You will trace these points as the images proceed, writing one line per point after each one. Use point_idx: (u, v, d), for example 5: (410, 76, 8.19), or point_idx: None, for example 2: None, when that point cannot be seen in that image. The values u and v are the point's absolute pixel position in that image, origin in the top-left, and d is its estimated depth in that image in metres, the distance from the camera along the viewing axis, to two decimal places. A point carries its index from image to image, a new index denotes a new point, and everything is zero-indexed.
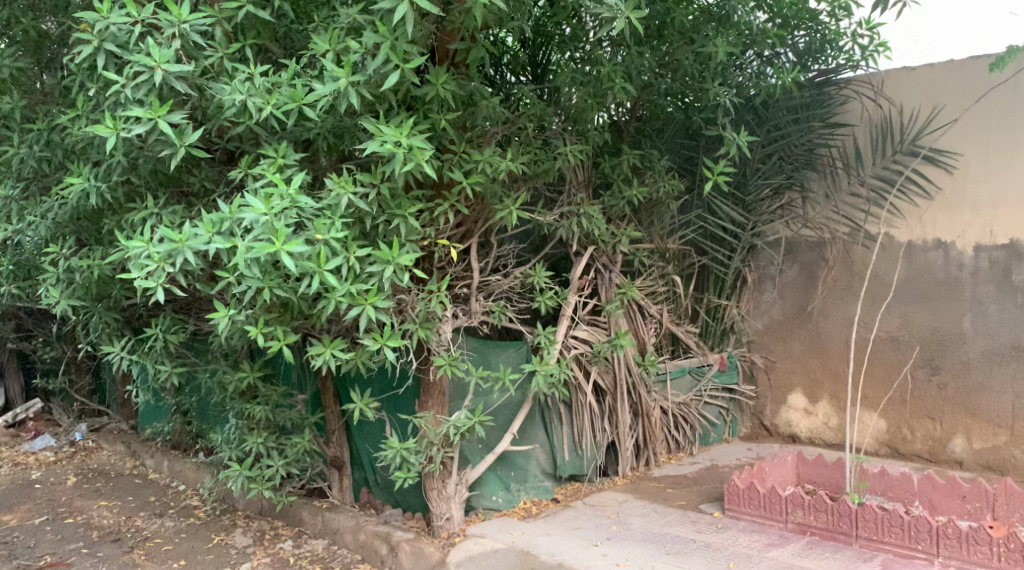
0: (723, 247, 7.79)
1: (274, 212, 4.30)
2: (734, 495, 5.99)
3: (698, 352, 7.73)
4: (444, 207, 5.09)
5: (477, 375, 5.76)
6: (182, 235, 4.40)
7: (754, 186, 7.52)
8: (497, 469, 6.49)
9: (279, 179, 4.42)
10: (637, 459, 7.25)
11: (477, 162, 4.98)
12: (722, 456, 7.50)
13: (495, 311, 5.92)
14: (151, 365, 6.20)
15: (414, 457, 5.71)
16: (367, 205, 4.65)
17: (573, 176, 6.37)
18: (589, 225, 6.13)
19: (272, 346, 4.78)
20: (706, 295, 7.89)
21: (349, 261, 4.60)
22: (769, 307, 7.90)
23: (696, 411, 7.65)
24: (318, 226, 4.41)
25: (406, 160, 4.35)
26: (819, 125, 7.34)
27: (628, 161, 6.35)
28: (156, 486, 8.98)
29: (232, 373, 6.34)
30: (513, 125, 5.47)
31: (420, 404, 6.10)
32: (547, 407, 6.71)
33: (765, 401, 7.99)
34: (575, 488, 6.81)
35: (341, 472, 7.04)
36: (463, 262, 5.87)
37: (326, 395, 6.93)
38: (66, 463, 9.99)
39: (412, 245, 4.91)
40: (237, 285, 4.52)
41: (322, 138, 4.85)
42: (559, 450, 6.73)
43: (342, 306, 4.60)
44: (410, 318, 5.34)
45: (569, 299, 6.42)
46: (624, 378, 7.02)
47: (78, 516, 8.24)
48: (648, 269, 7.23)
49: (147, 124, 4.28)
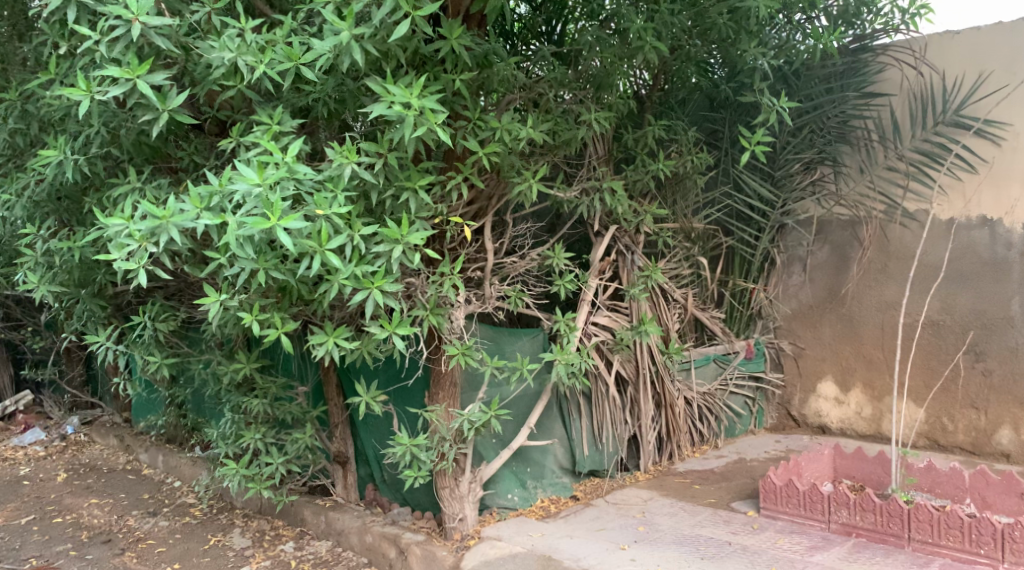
0: (750, 226, 7.30)
1: (267, 183, 3.83)
2: (770, 494, 5.54)
3: (724, 339, 7.27)
4: (458, 180, 4.61)
5: (494, 365, 5.31)
6: (166, 211, 3.92)
7: (782, 160, 7.01)
8: (512, 465, 6.07)
9: (274, 147, 3.96)
10: (659, 453, 6.79)
11: (494, 129, 4.49)
12: (749, 449, 7.05)
13: (510, 296, 5.43)
14: (139, 356, 5.73)
15: (424, 455, 5.26)
16: (372, 177, 4.18)
17: (593, 150, 5.89)
18: (612, 201, 5.65)
19: (269, 336, 4.32)
20: (731, 277, 7.40)
21: (353, 240, 4.13)
22: (798, 290, 7.43)
23: (721, 401, 7.20)
24: (319, 201, 3.95)
25: (417, 124, 3.88)
26: (854, 95, 6.83)
27: (653, 132, 5.88)
28: (150, 483, 8.53)
29: (227, 364, 5.87)
30: (532, 91, 5.01)
31: (430, 397, 5.64)
32: (566, 399, 6.30)
33: (793, 390, 7.53)
34: (595, 485, 6.37)
35: (345, 468, 6.59)
36: (477, 243, 5.40)
37: (329, 387, 6.49)
38: (56, 458, 9.55)
39: (422, 222, 4.44)
40: (229, 267, 4.07)
41: (323, 104, 4.37)
42: (577, 443, 6.32)
43: (346, 291, 4.15)
44: (420, 303, 4.88)
45: (590, 282, 5.95)
46: (646, 367, 6.59)
47: (67, 516, 7.80)
48: (672, 250, 6.76)
49: (125, 85, 3.80)
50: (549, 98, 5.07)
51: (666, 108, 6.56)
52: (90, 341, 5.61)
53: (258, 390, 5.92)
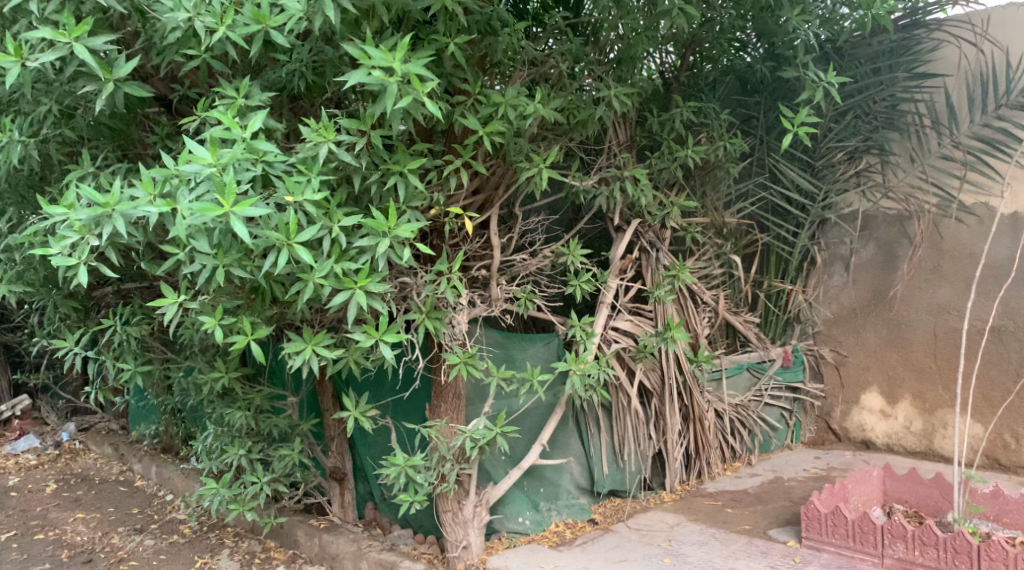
0: (789, 222, 6.65)
1: (222, 164, 3.26)
2: (814, 523, 4.88)
3: (759, 345, 6.61)
4: (456, 165, 4.00)
5: (500, 375, 4.70)
6: (111, 197, 3.36)
7: (824, 149, 6.35)
8: (524, 484, 5.49)
9: (232, 121, 3.37)
10: (687, 471, 6.16)
11: (497, 105, 3.87)
12: (786, 468, 6.39)
13: (519, 298, 4.81)
14: (112, 364, 5.18)
15: (421, 477, 4.68)
16: (353, 159, 3.59)
17: (614, 135, 5.28)
18: (634, 191, 5.01)
19: (237, 345, 3.75)
20: (766, 277, 6.74)
21: (332, 233, 3.58)
22: (839, 292, 6.74)
23: (755, 414, 6.55)
24: (289, 186, 3.40)
25: (401, 94, 3.27)
26: (904, 75, 6.15)
27: (682, 114, 5.23)
28: (141, 496, 8.00)
29: (207, 374, 5.25)
30: (543, 66, 4.38)
31: (430, 410, 5.05)
32: (583, 412, 5.69)
33: (834, 401, 6.85)
34: (616, 506, 5.76)
35: (342, 485, 6.02)
36: (482, 238, 4.81)
37: (325, 397, 5.77)
38: (46, 467, 9.04)
39: (413, 212, 3.85)
40: (188, 264, 3.52)
41: (299, 77, 3.78)
42: (596, 461, 5.72)
43: (325, 292, 3.58)
44: (415, 306, 4.29)
45: (609, 283, 5.33)
46: (673, 376, 5.96)
47: (50, 532, 7.27)
48: (702, 248, 6.12)
49: (60, 51, 3.23)
50: (562, 73, 4.40)
51: (695, 91, 5.95)
52: (56, 345, 5.09)
53: (240, 401, 5.34)
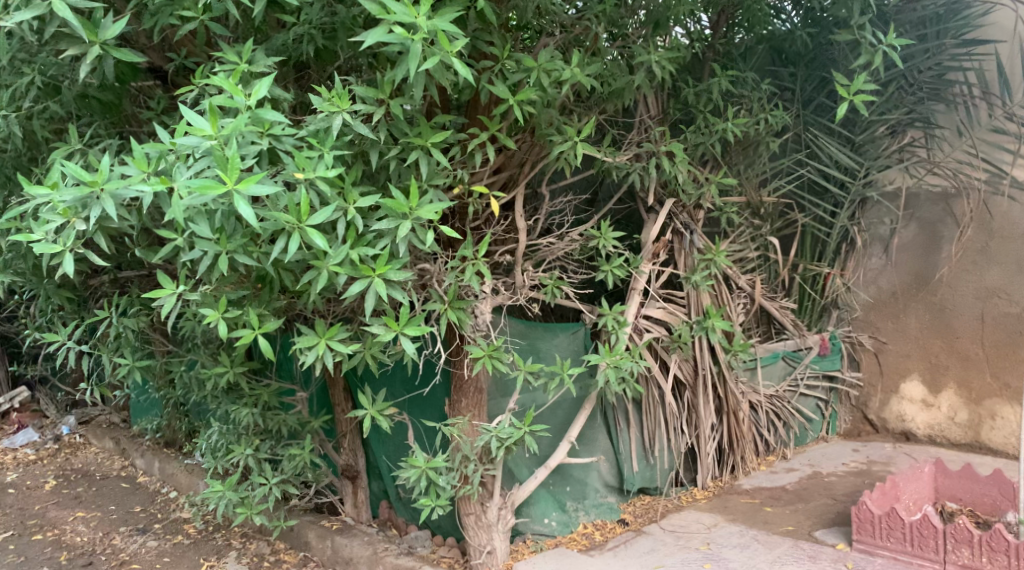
0: (826, 200, 6.25)
1: (223, 137, 2.86)
2: (867, 525, 4.52)
3: (795, 333, 6.23)
4: (482, 139, 3.61)
5: (527, 369, 4.33)
6: (98, 175, 2.99)
7: (864, 122, 5.99)
8: (549, 484, 5.14)
9: (235, 88, 2.98)
10: (720, 467, 5.79)
11: (529, 70, 3.49)
12: (824, 462, 6.02)
13: (546, 285, 4.43)
14: (108, 358, 4.82)
15: (443, 481, 4.32)
16: (370, 132, 3.20)
17: (646, 107, 4.92)
18: (670, 168, 4.62)
19: (241, 340, 3.39)
20: (802, 261, 6.32)
21: (348, 214, 3.23)
22: (878, 275, 6.35)
23: (791, 405, 6.18)
24: (300, 162, 3.03)
25: (426, 55, 2.90)
26: (952, 42, 5.77)
27: (720, 83, 4.84)
28: (144, 493, 7.66)
29: (210, 368, 4.87)
30: (575, 30, 3.98)
31: (450, 406, 4.68)
32: (612, 406, 5.32)
33: (872, 391, 6.48)
34: (647, 505, 5.42)
35: (355, 483, 5.66)
36: (507, 220, 4.46)
37: (336, 391, 5.41)
38: (46, 462, 8.71)
39: (436, 191, 3.49)
40: (188, 251, 3.16)
41: (308, 40, 3.39)
42: (626, 458, 5.37)
43: (340, 281, 3.23)
44: (436, 295, 3.91)
45: (642, 269, 4.94)
46: (706, 366, 5.60)
47: (48, 532, 6.93)
48: (737, 229, 5.75)
49: (37, 9, 2.86)
50: (598, 36, 3.98)
51: (728, 61, 5.56)
52: (48, 339, 4.74)
53: (246, 397, 4.97)
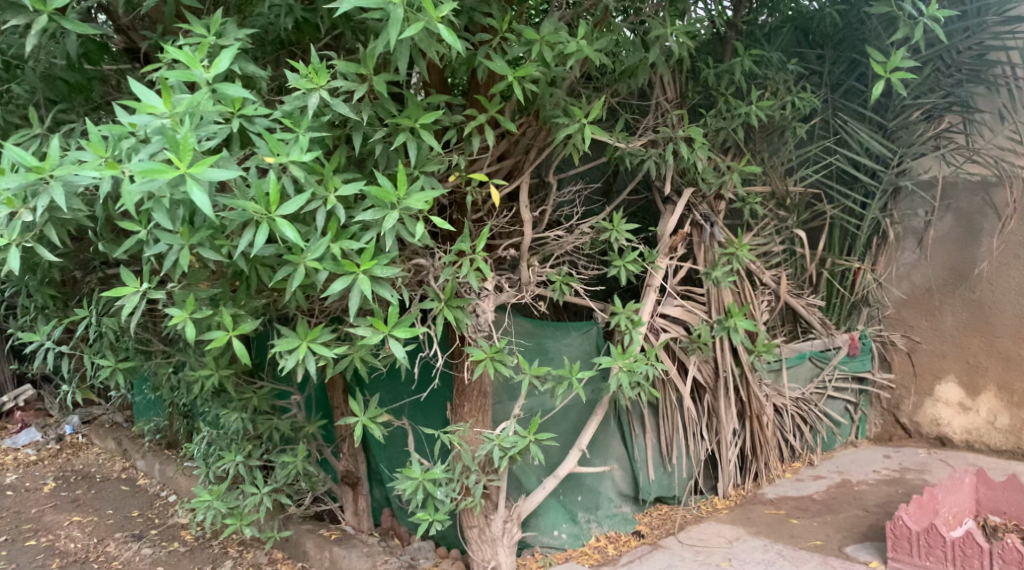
0: (855, 190, 5.80)
1: (178, 115, 2.56)
2: (904, 542, 4.16)
3: (823, 332, 5.81)
4: (480, 122, 3.28)
5: (532, 373, 3.99)
6: (47, 161, 2.70)
7: (897, 107, 5.53)
8: (560, 493, 4.82)
9: (193, 59, 2.67)
10: (743, 474, 5.43)
11: (531, 43, 3.15)
12: (854, 469, 5.65)
13: (554, 282, 4.11)
14: (88, 360, 4.55)
15: (442, 493, 4.00)
16: (351, 112, 2.87)
17: (662, 91, 4.56)
18: (689, 155, 4.27)
19: (214, 342, 3.09)
20: (831, 255, 5.87)
21: (328, 204, 2.92)
22: (912, 270, 5.98)
23: (819, 409, 5.81)
24: (272, 145, 2.75)
25: (408, 22, 2.58)
26: (994, 19, 5.32)
27: (743, 63, 4.47)
28: (143, 497, 7.40)
29: (197, 370, 4.47)
30: (584, 2, 3.62)
31: (451, 412, 4.37)
32: (626, 411, 4.98)
33: (905, 393, 6.09)
34: (664, 516, 5.08)
35: (355, 491, 5.32)
36: (511, 211, 4.12)
37: (336, 392, 4.97)
38: (47, 463, 8.44)
39: (428, 179, 3.17)
40: (152, 245, 2.88)
41: (287, 12, 3.08)
42: (642, 466, 5.02)
43: (321, 278, 2.92)
44: (431, 292, 3.59)
45: (658, 264, 4.59)
46: (728, 368, 5.24)
47: (42, 538, 6.66)
48: (761, 222, 5.40)
49: None
50: (609, 10, 3.63)
51: (752, 41, 5.19)
52: (25, 339, 4.45)
53: (234, 401, 4.67)
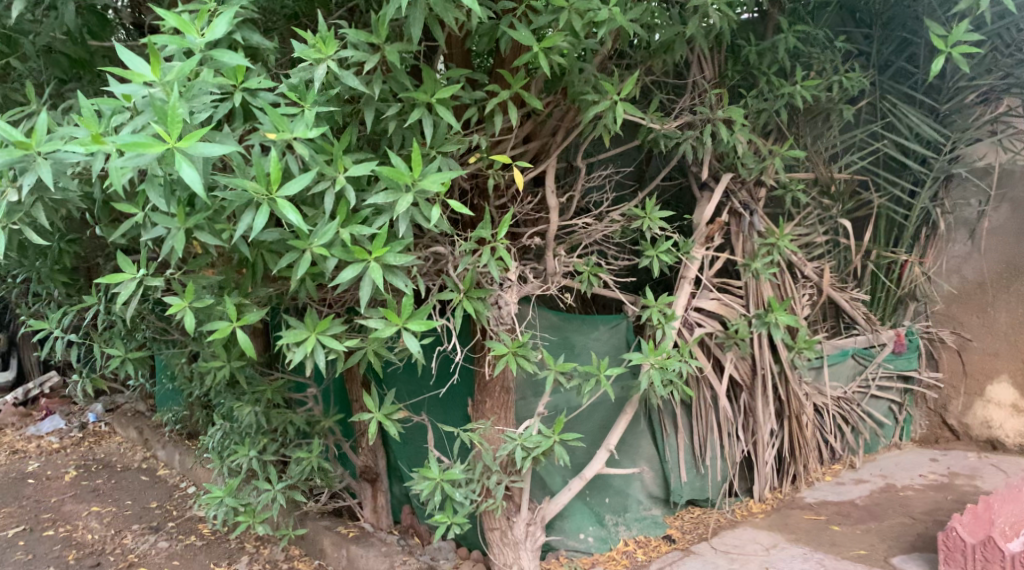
0: (903, 178, 5.53)
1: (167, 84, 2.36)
2: (958, 555, 3.86)
3: (866, 327, 5.51)
4: (504, 98, 3.02)
5: (558, 369, 3.74)
6: (33, 135, 2.49)
7: (951, 88, 5.28)
8: (586, 495, 4.58)
9: (185, 23, 2.44)
10: (779, 476, 5.15)
11: (559, 11, 2.86)
12: (898, 472, 5.35)
13: (582, 273, 3.87)
14: (98, 349, 4.35)
15: (461, 495, 3.77)
16: (361, 85, 2.63)
17: (701, 70, 4.29)
18: (728, 137, 3.99)
19: (216, 333, 2.89)
20: (875, 247, 5.55)
21: (336, 185, 2.70)
22: (962, 263, 5.62)
23: (861, 408, 5.50)
24: (275, 120, 2.53)
25: None
26: None
27: (788, 40, 4.19)
28: (163, 488, 7.18)
29: (211, 360, 4.20)
30: None
31: (472, 408, 4.14)
32: (657, 410, 4.72)
33: (953, 393, 5.75)
34: (696, 520, 4.82)
35: (374, 486, 5.08)
36: (537, 196, 3.87)
37: (353, 385, 4.59)
38: (69, 451, 8.16)
39: (446, 159, 2.94)
40: (149, 228, 2.68)
41: None
42: (673, 467, 4.76)
43: (328, 267, 2.69)
44: (450, 283, 3.35)
45: (693, 254, 4.32)
46: (767, 364, 4.96)
47: (60, 528, 6.40)
48: (804, 210, 5.12)
49: None
50: None
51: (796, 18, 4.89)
52: (35, 328, 4.22)
53: (247, 393, 4.49)
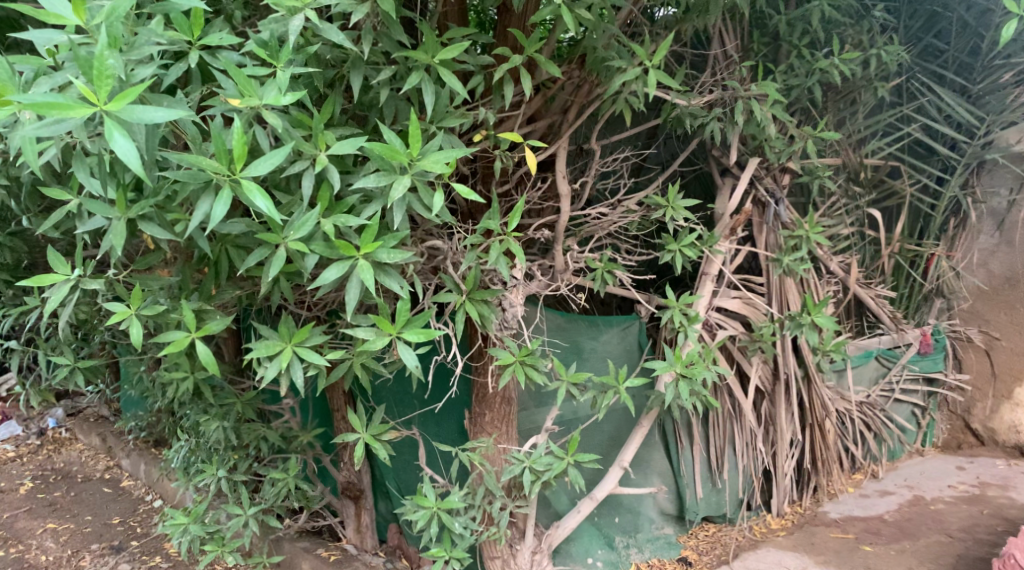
0: (932, 164, 5.09)
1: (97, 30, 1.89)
2: None
3: (891, 327, 5.07)
4: (516, 63, 2.53)
5: (571, 380, 3.27)
6: None
7: (985, 67, 4.87)
8: (594, 515, 4.12)
9: None
10: (799, 489, 4.71)
11: None
12: (927, 483, 4.92)
13: (595, 270, 3.39)
14: (43, 356, 3.82)
15: (460, 525, 3.29)
16: (347, 41, 2.14)
17: (726, 41, 3.84)
18: (759, 116, 3.52)
19: (172, 347, 2.40)
20: (900, 239, 5.11)
21: (316, 166, 2.21)
22: (989, 257, 5.22)
23: (885, 414, 5.07)
24: (241, 84, 2.05)
25: None
26: None
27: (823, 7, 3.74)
28: (127, 501, 6.48)
29: (172, 370, 3.69)
30: None
31: (470, 422, 3.67)
32: (672, 420, 4.28)
33: (980, 397, 5.32)
34: (713, 539, 4.37)
35: (358, 505, 4.54)
36: (544, 182, 3.40)
37: (335, 395, 4.09)
38: (24, 461, 7.36)
39: (448, 136, 2.46)
40: (87, 220, 2.20)
41: None
42: (688, 483, 4.31)
43: (308, 264, 2.21)
44: (449, 282, 2.87)
45: (718, 248, 3.85)
46: (791, 369, 4.50)
47: (10, 548, 5.73)
48: (830, 200, 4.70)
49: None
50: None
51: None
52: None
53: (215, 406, 3.99)
